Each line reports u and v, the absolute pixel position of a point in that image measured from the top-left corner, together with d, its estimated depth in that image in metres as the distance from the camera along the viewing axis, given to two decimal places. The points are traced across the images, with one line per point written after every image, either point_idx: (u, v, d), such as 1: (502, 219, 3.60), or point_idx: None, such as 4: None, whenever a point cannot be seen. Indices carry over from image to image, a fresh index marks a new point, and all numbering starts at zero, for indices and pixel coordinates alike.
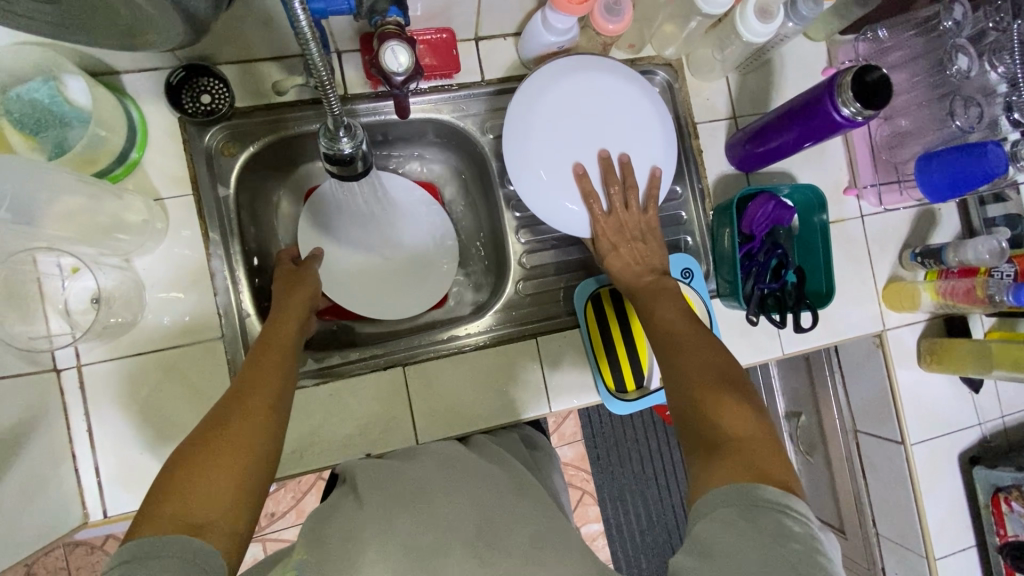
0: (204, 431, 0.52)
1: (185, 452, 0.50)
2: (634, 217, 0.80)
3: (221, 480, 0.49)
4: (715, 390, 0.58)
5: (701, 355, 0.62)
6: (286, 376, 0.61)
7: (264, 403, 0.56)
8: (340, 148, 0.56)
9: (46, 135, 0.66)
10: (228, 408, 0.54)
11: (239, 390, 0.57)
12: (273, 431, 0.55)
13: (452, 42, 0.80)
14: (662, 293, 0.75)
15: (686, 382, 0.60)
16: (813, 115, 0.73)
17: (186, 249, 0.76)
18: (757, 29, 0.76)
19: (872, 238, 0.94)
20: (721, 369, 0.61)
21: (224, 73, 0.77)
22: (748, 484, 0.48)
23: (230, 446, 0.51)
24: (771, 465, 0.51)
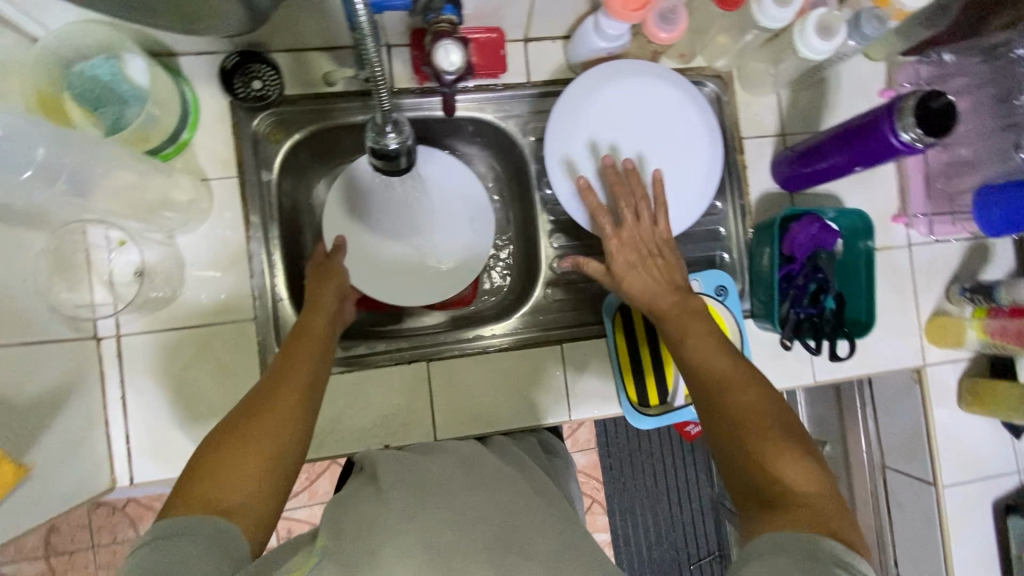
0: (235, 417, 0.53)
1: (216, 439, 0.52)
2: (645, 231, 0.74)
3: (249, 464, 0.50)
4: (766, 437, 0.55)
5: (743, 396, 0.58)
6: (317, 366, 0.62)
7: (296, 393, 0.57)
8: (386, 143, 0.56)
9: (104, 111, 0.69)
10: (258, 396, 0.56)
11: (269, 380, 0.58)
12: (303, 417, 0.56)
13: (501, 42, 0.79)
14: (683, 312, 0.67)
15: (732, 426, 0.57)
16: (869, 138, 0.70)
17: (227, 230, 0.78)
18: (815, 46, 0.73)
19: (919, 269, 0.90)
20: (767, 408, 0.57)
21: (276, 60, 0.78)
22: (804, 540, 0.47)
23: (259, 432, 0.52)
24: (831, 523, 0.49)
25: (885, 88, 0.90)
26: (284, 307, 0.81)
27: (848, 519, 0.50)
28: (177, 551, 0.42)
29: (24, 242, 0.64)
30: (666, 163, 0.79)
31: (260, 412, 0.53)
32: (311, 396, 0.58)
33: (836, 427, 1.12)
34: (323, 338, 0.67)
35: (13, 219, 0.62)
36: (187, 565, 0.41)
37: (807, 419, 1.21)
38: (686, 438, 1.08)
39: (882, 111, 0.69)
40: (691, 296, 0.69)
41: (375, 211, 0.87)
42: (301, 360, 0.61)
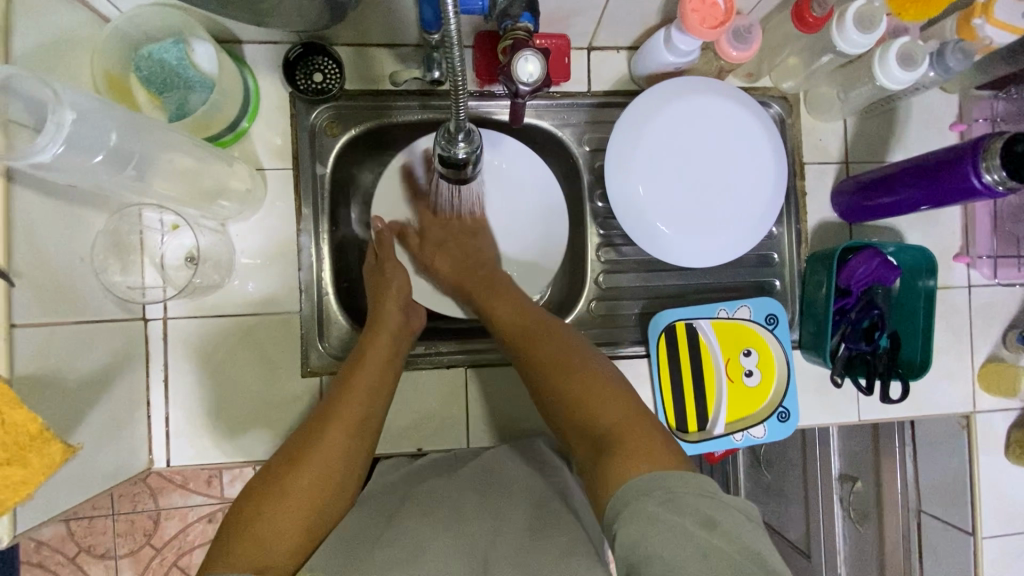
0: (278, 468, 0.58)
1: (258, 489, 0.56)
2: (457, 218, 0.84)
3: (285, 521, 0.54)
4: (582, 382, 0.62)
5: (557, 357, 0.65)
6: (365, 412, 0.64)
7: (338, 443, 0.60)
8: (456, 151, 0.55)
9: (169, 96, 0.69)
10: (301, 447, 0.60)
11: (313, 428, 0.62)
12: (342, 474, 0.59)
13: (566, 49, 0.76)
14: (494, 285, 0.76)
15: (552, 386, 0.63)
16: (946, 176, 0.68)
17: (279, 221, 0.78)
18: (897, 76, 0.70)
19: (977, 311, 0.87)
20: (572, 359, 0.64)
21: (339, 53, 0.78)
22: (645, 469, 0.52)
23: (298, 489, 0.56)
24: (644, 446, 0.55)
25: (955, 121, 0.86)
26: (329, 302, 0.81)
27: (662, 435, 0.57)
28: None
29: (84, 221, 0.65)
30: (726, 186, 0.77)
31: (300, 467, 0.58)
32: (352, 448, 0.61)
33: (871, 463, 1.01)
34: (378, 375, 0.67)
35: (76, 199, 0.63)
36: None
37: (838, 454, 1.08)
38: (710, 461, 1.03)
39: (966, 148, 0.67)
40: (492, 270, 0.79)
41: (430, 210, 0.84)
42: (350, 403, 0.63)
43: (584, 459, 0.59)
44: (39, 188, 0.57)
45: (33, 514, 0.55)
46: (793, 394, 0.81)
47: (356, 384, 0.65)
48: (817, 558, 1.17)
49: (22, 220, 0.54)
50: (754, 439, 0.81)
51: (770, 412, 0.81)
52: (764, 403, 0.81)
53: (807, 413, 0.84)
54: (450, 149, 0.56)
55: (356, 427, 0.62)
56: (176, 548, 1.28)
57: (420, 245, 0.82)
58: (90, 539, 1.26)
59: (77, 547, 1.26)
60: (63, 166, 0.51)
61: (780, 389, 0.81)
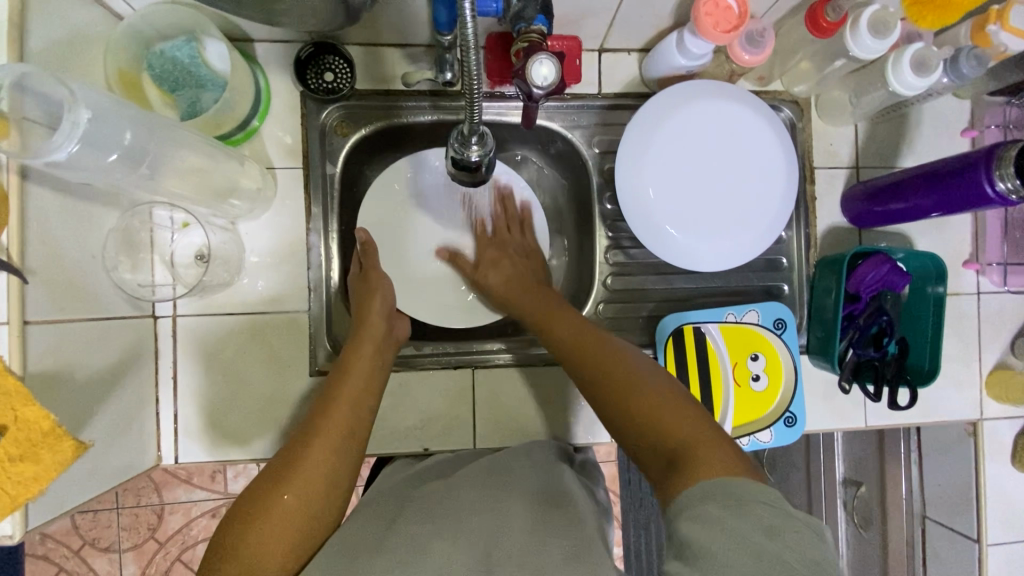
0: (264, 486, 0.57)
1: (243, 509, 0.55)
2: (514, 237, 0.85)
3: (269, 541, 0.52)
4: (643, 390, 0.60)
5: (616, 369, 0.63)
6: (352, 425, 0.63)
7: (325, 454, 0.59)
8: (469, 154, 0.55)
9: (181, 94, 0.69)
10: (286, 463, 0.58)
11: (298, 443, 0.60)
12: (329, 488, 0.58)
13: (577, 50, 0.76)
14: (546, 299, 0.75)
15: (613, 399, 0.61)
16: (959, 184, 0.68)
17: (289, 220, 0.78)
18: (910, 81, 0.70)
19: (986, 318, 0.87)
20: (630, 371, 0.62)
21: (350, 52, 0.78)
22: (719, 478, 0.49)
23: (283, 507, 0.54)
24: (717, 456, 0.52)
25: (967, 127, 0.86)
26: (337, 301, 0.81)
27: (732, 444, 0.54)
28: None
29: (96, 219, 0.65)
30: (735, 191, 0.77)
31: (284, 484, 0.56)
32: (339, 461, 0.60)
33: (876, 467, 1.00)
34: (363, 388, 0.67)
35: (89, 196, 0.63)
36: None
37: (841, 459, 1.05)
38: None
39: (979, 155, 0.66)
40: (542, 286, 0.79)
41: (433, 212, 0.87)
42: (335, 416, 0.63)
43: (653, 471, 0.56)
44: (53, 185, 0.57)
45: (44, 510, 0.55)
46: (800, 399, 0.81)
47: (342, 396, 0.65)
48: None
49: (35, 217, 0.54)
50: (760, 444, 0.81)
51: (777, 417, 0.81)
52: (771, 407, 0.81)
53: (814, 418, 0.84)
54: (463, 151, 0.56)
55: (343, 440, 0.61)
56: (180, 543, 1.29)
57: (472, 266, 0.83)
58: (95, 532, 1.27)
59: (82, 540, 1.27)
60: (78, 164, 0.51)
61: (787, 394, 0.81)
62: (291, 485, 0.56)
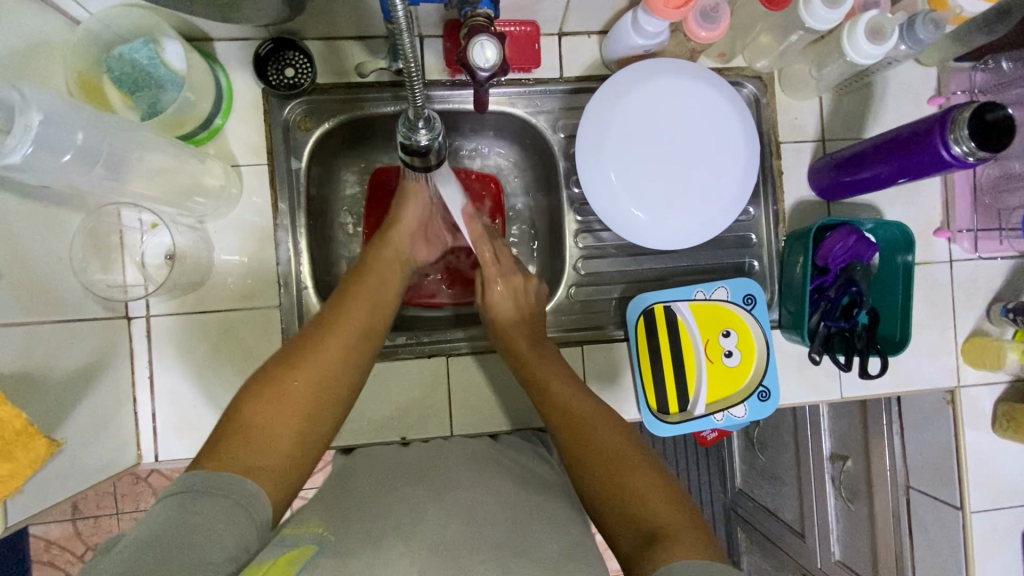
0: (279, 369, 0.60)
1: (254, 392, 0.58)
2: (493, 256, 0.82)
3: (279, 425, 0.57)
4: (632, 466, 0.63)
5: (616, 451, 0.64)
6: (368, 327, 0.67)
7: (339, 351, 0.64)
8: (418, 139, 0.56)
9: (141, 95, 0.69)
10: (298, 352, 0.62)
11: (314, 333, 0.64)
12: (338, 385, 0.62)
13: (535, 36, 0.77)
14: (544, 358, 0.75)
15: (605, 478, 0.62)
16: (917, 150, 0.68)
17: (256, 216, 0.79)
18: (865, 50, 0.70)
19: (960, 286, 0.87)
20: (621, 449, 0.65)
21: (310, 47, 0.78)
22: (697, 558, 0.51)
23: (301, 391, 0.59)
24: (699, 542, 0.54)
25: (933, 95, 0.85)
26: (308, 296, 0.81)
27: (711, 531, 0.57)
28: (200, 507, 0.47)
29: (60, 222, 0.65)
30: (712, 169, 0.77)
31: (296, 372, 0.60)
32: (353, 356, 0.65)
33: (860, 441, 1.02)
34: (380, 288, 0.72)
35: (51, 199, 0.64)
36: (209, 526, 0.46)
37: (828, 434, 1.10)
38: (701, 442, 1.03)
39: (935, 119, 0.66)
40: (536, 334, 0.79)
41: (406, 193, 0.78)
42: (352, 315, 0.67)
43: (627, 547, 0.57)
44: (15, 190, 0.58)
45: (26, 506, 0.56)
46: (772, 373, 0.81)
47: (358, 299, 0.69)
48: (812, 538, 1.17)
49: None
50: (735, 419, 0.82)
51: (750, 391, 0.81)
52: (745, 383, 0.82)
53: (789, 393, 0.85)
54: (411, 137, 0.56)
55: (356, 340, 0.65)
56: None
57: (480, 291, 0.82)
58: (96, 537, 1.29)
59: (84, 545, 1.28)
60: (34, 167, 0.52)
61: (760, 368, 0.81)
62: (305, 375, 0.60)
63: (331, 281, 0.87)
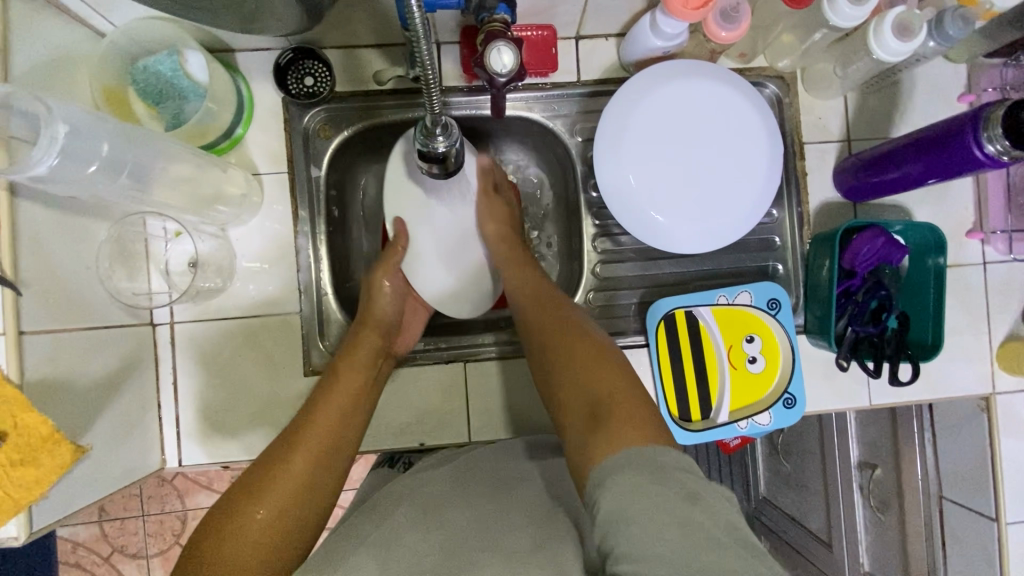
0: (245, 496, 0.56)
1: (215, 526, 0.54)
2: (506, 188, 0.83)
3: (241, 555, 0.52)
4: (577, 346, 0.63)
5: (571, 346, 0.63)
6: (338, 439, 0.65)
7: (307, 464, 0.61)
8: (435, 145, 0.56)
9: (165, 106, 0.71)
10: (262, 477, 0.58)
11: (281, 453, 0.61)
12: (307, 506, 0.58)
13: (552, 40, 0.77)
14: (522, 263, 0.77)
15: (559, 365, 0.62)
16: (948, 149, 0.66)
17: (277, 223, 0.80)
18: (892, 47, 0.68)
19: (994, 289, 0.84)
20: (571, 334, 0.65)
21: (328, 56, 0.79)
22: (639, 442, 0.51)
23: (266, 518, 0.55)
24: (640, 424, 0.53)
25: (964, 92, 0.83)
26: (328, 302, 0.82)
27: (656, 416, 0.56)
28: None
29: (88, 231, 0.67)
30: (734, 174, 0.76)
31: (262, 500, 0.56)
32: (324, 469, 0.62)
33: (890, 449, 0.98)
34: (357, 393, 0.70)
35: (79, 210, 0.65)
36: None
37: (855, 442, 1.05)
38: (723, 450, 1.01)
39: (966, 117, 0.64)
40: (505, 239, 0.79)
41: (376, 288, 0.78)
42: (323, 425, 0.65)
43: (570, 429, 0.57)
44: (43, 201, 0.59)
45: (49, 512, 0.57)
46: (799, 381, 0.79)
47: (330, 406, 0.67)
48: (839, 549, 1.13)
49: (27, 231, 0.57)
50: (760, 427, 0.80)
51: (775, 399, 0.79)
52: (769, 390, 0.80)
53: (815, 400, 0.83)
54: (428, 144, 0.56)
55: (326, 452, 0.63)
56: None
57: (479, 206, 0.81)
58: (122, 539, 1.31)
59: (110, 547, 1.31)
60: (60, 177, 0.53)
61: (785, 375, 0.80)
62: (273, 499, 0.56)
63: (350, 287, 0.88)
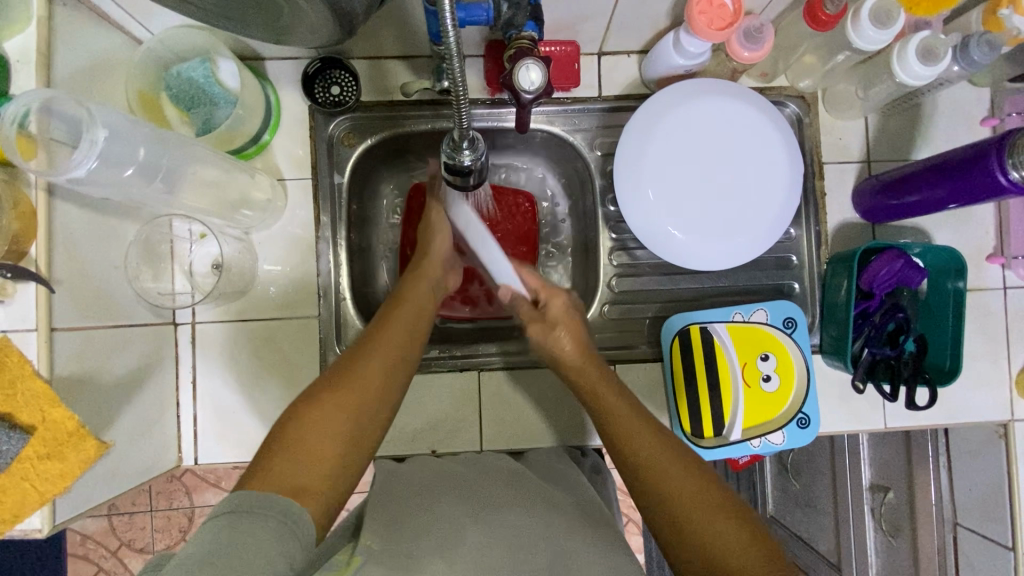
0: (321, 394, 0.57)
1: (296, 411, 0.56)
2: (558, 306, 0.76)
3: (320, 442, 0.54)
4: (697, 501, 0.57)
5: (693, 497, 0.58)
6: (406, 346, 0.65)
7: (382, 365, 0.62)
8: (461, 159, 0.57)
9: (197, 112, 0.73)
10: (340, 375, 0.60)
11: (356, 355, 0.62)
12: (379, 402, 0.60)
13: (576, 55, 0.77)
14: (599, 378, 0.70)
15: (675, 525, 0.57)
16: (971, 174, 0.66)
17: (299, 228, 0.81)
18: (916, 71, 0.68)
19: (1014, 315, 0.83)
20: (690, 484, 0.59)
21: (355, 66, 0.81)
22: None
23: (340, 414, 0.56)
24: None
25: (986, 116, 0.82)
26: (347, 305, 0.83)
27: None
28: (247, 527, 0.45)
29: (118, 232, 0.68)
30: (755, 190, 0.76)
31: (340, 392, 0.58)
32: (396, 372, 0.63)
33: (904, 473, 0.96)
34: (421, 307, 0.71)
35: (111, 210, 0.67)
36: (259, 545, 0.44)
37: (867, 463, 1.04)
38: (733, 468, 1.00)
39: (992, 143, 0.64)
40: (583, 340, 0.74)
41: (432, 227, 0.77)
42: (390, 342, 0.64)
43: None
44: (77, 202, 0.61)
45: (71, 506, 0.58)
46: (813, 400, 0.79)
47: (399, 320, 0.67)
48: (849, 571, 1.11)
49: (62, 230, 0.58)
50: (773, 445, 0.80)
51: (790, 417, 0.79)
52: (783, 408, 0.79)
53: (830, 420, 0.82)
54: (455, 156, 0.57)
55: (398, 357, 0.64)
56: None
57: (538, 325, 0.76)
58: (130, 534, 1.32)
59: (119, 542, 1.32)
60: (96, 179, 0.55)
61: (800, 394, 0.79)
62: (343, 400, 0.57)
63: (368, 293, 0.88)
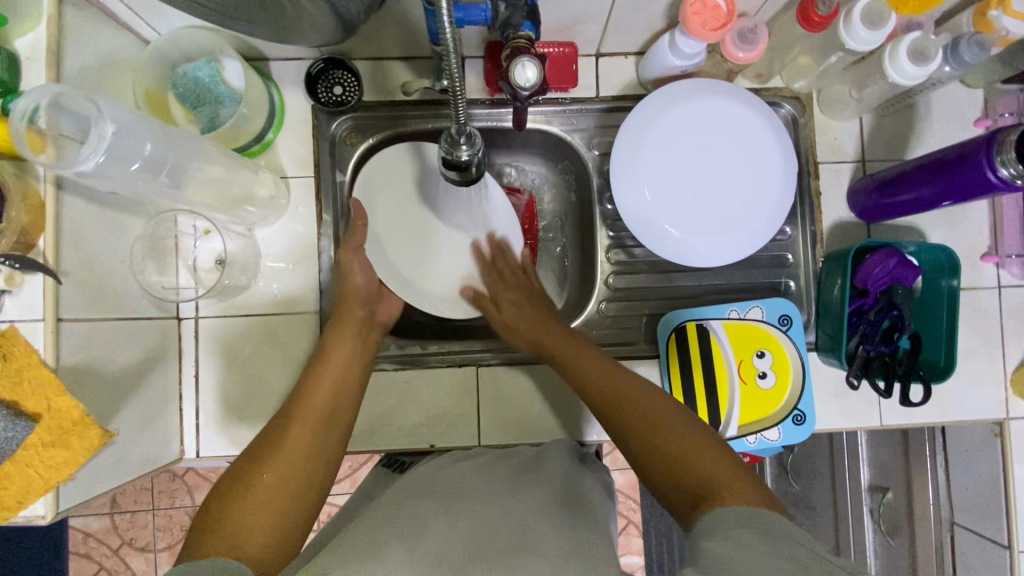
0: (243, 470, 0.60)
1: (222, 490, 0.58)
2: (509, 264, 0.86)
3: (251, 513, 0.56)
4: (643, 414, 0.64)
5: (641, 409, 0.65)
6: (332, 407, 0.69)
7: (305, 432, 0.65)
8: (458, 153, 0.57)
9: (202, 110, 0.74)
10: (266, 448, 0.63)
11: (278, 425, 0.66)
12: (309, 466, 0.63)
13: (573, 56, 0.79)
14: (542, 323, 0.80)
15: (634, 439, 0.63)
16: (962, 172, 0.67)
17: (301, 226, 0.83)
18: (907, 71, 0.69)
19: (1009, 313, 0.84)
20: (632, 397, 0.67)
21: (358, 67, 0.82)
22: (749, 506, 0.51)
23: (267, 486, 0.59)
24: (744, 486, 0.54)
25: (980, 117, 0.83)
26: None
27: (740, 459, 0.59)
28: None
29: (125, 226, 0.70)
30: (749, 189, 0.77)
31: (266, 465, 0.60)
32: (321, 435, 0.66)
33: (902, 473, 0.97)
34: (344, 365, 0.73)
35: (117, 205, 0.68)
36: None
37: (866, 463, 1.05)
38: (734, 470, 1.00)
39: (981, 141, 0.65)
40: (554, 320, 0.80)
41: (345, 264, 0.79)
42: (318, 399, 0.69)
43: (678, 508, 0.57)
44: (85, 196, 0.62)
45: (74, 494, 0.59)
46: (808, 397, 0.80)
47: (325, 381, 0.70)
48: None
49: (69, 223, 0.60)
50: (768, 442, 0.80)
51: (785, 415, 0.80)
52: (778, 405, 0.80)
53: (826, 418, 0.83)
54: (452, 151, 0.58)
55: (324, 418, 0.67)
56: None
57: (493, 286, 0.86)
58: (132, 532, 1.33)
59: (121, 540, 1.33)
60: (103, 173, 0.57)
61: (795, 391, 0.80)
62: (271, 470, 0.60)
63: None
